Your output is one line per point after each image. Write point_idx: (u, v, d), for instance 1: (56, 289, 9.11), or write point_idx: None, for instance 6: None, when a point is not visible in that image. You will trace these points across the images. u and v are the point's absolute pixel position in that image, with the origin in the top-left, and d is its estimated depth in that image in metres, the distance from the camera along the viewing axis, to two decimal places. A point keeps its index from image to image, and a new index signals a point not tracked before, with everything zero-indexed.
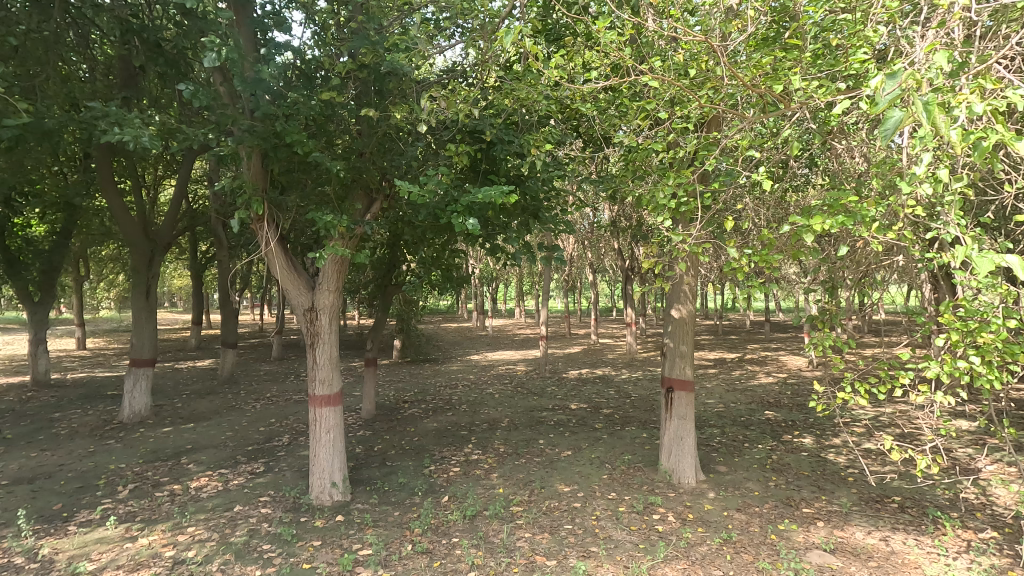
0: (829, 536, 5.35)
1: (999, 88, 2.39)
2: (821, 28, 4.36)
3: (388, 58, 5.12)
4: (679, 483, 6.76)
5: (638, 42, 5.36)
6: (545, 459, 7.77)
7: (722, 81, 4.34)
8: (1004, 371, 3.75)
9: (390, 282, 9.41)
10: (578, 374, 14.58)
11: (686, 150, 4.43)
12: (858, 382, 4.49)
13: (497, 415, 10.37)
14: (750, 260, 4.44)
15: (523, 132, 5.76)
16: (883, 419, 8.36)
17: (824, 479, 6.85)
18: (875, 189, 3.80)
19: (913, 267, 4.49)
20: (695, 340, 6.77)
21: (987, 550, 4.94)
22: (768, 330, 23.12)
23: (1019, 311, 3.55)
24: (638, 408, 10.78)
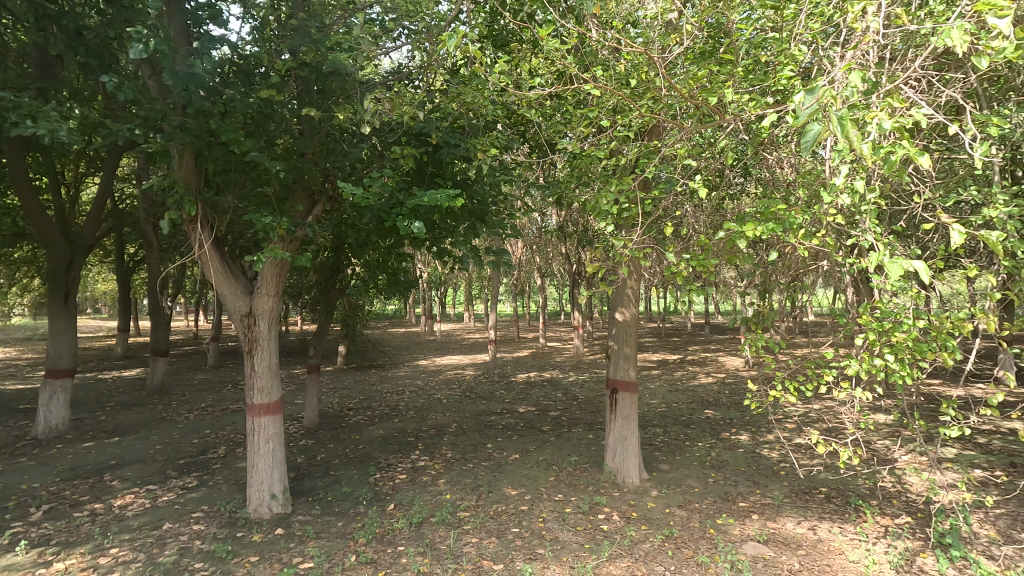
0: (762, 528, 5.62)
1: (905, 107, 2.60)
2: (753, 45, 4.60)
3: (330, 57, 5.01)
4: (623, 482, 6.92)
5: (582, 51, 5.48)
6: (493, 463, 7.77)
7: (661, 92, 4.49)
8: (914, 368, 4.06)
9: (334, 286, 9.17)
10: (526, 377, 14.68)
11: (628, 158, 4.57)
12: (787, 380, 4.75)
13: (445, 420, 10.28)
14: (689, 265, 4.62)
15: (470, 136, 5.77)
16: (812, 415, 8.87)
17: (759, 474, 7.18)
18: (801, 198, 4.04)
19: (837, 271, 4.80)
20: (638, 342, 6.95)
21: (901, 534, 5.32)
22: (708, 332, 24.03)
23: (926, 312, 3.86)
24: (585, 410, 10.96)
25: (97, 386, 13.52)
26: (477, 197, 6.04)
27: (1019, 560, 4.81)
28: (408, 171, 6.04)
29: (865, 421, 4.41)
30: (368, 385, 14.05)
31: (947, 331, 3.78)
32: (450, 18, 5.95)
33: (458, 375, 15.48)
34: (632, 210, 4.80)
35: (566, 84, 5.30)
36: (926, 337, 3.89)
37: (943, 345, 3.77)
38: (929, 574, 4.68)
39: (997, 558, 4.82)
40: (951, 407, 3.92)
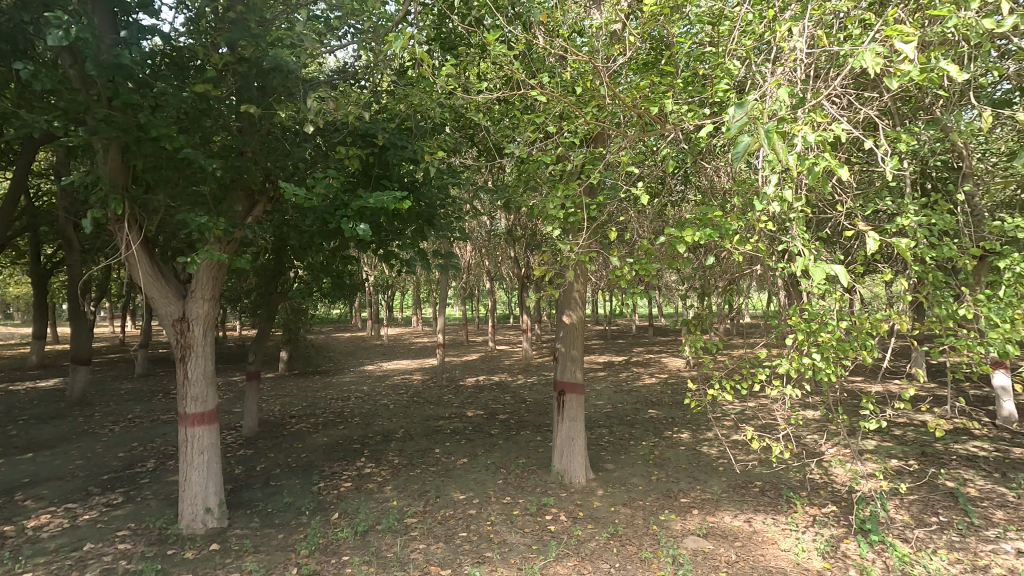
0: (702, 522, 5.84)
1: (827, 122, 2.80)
2: (691, 58, 4.80)
3: (271, 52, 4.85)
4: (570, 483, 7.02)
5: (530, 57, 5.55)
6: (441, 468, 7.69)
7: (606, 100, 4.62)
8: (838, 365, 4.34)
9: (275, 289, 8.85)
10: (475, 381, 14.65)
11: (574, 163, 4.67)
12: (725, 379, 4.98)
13: (391, 426, 10.10)
14: (632, 268, 4.77)
15: (418, 139, 5.73)
16: (747, 412, 9.31)
17: (699, 470, 7.46)
18: (737, 206, 4.25)
19: (769, 275, 5.07)
20: (585, 345, 7.08)
21: (827, 523, 5.66)
22: (653, 334, 24.79)
23: (847, 313, 4.14)
24: (533, 412, 11.05)
25: (8, 398, 12.44)
26: (425, 199, 6.00)
27: (930, 541, 5.22)
28: (354, 171, 5.93)
29: (795, 417, 4.67)
30: (311, 391, 13.62)
31: (867, 331, 4.07)
32: (398, 19, 5.89)
33: (405, 379, 15.25)
34: (578, 214, 4.90)
35: (513, 90, 5.36)
36: (848, 337, 4.18)
37: (863, 343, 4.06)
38: (852, 559, 5.01)
39: (910, 541, 5.22)
40: (870, 401, 4.22)
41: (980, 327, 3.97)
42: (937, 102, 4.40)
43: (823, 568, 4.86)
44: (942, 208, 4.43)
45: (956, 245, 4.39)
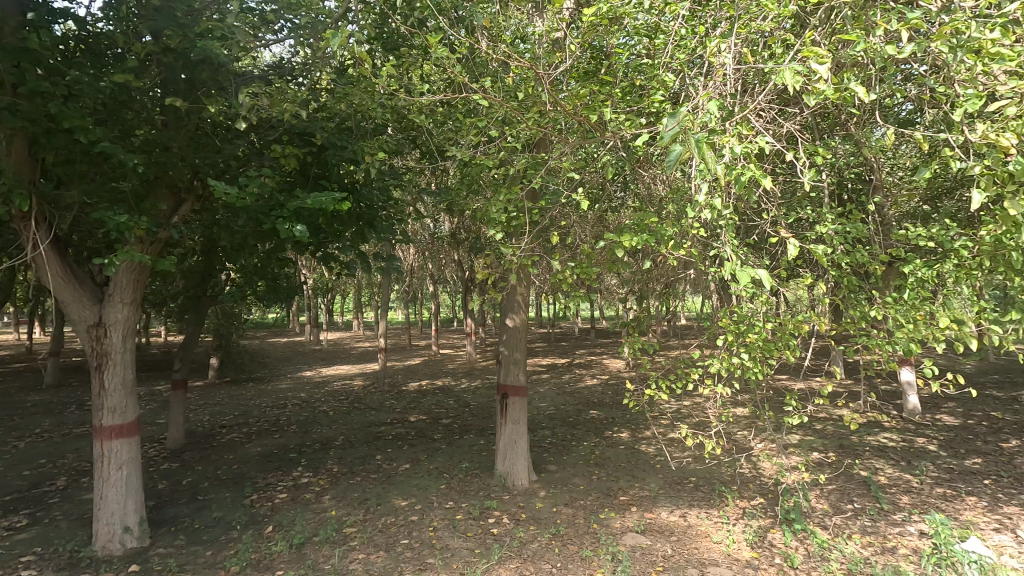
0: (640, 519, 6.01)
1: (752, 134, 2.97)
2: (629, 69, 4.95)
3: (199, 43, 4.61)
4: (513, 485, 7.05)
5: (473, 61, 5.55)
6: (382, 475, 7.53)
7: (547, 107, 4.69)
8: (765, 365, 4.59)
9: (204, 293, 8.39)
10: (418, 386, 14.45)
11: (516, 168, 4.70)
12: (661, 380, 5.17)
13: (330, 434, 9.80)
14: (573, 272, 4.88)
15: (358, 140, 5.61)
16: (682, 411, 9.69)
17: (637, 468, 7.68)
18: (672, 213, 4.42)
19: (702, 278, 5.30)
20: (528, 348, 7.14)
21: (755, 514, 5.97)
22: (594, 337, 25.30)
23: (772, 316, 4.40)
24: (477, 416, 11.02)
25: None
26: (365, 201, 5.87)
27: (845, 527, 5.61)
28: (291, 171, 5.73)
29: (726, 414, 4.90)
30: (244, 399, 13.01)
31: (790, 331, 4.34)
32: (337, 16, 5.74)
33: (345, 385, 14.84)
34: (521, 219, 4.95)
35: (456, 94, 5.35)
36: (773, 337, 4.44)
37: (786, 343, 4.33)
38: (777, 547, 5.30)
39: (828, 528, 5.58)
40: (793, 398, 4.50)
41: (888, 327, 4.32)
42: (851, 119, 4.75)
43: (751, 558, 5.11)
44: (855, 217, 4.78)
45: (867, 252, 4.75)
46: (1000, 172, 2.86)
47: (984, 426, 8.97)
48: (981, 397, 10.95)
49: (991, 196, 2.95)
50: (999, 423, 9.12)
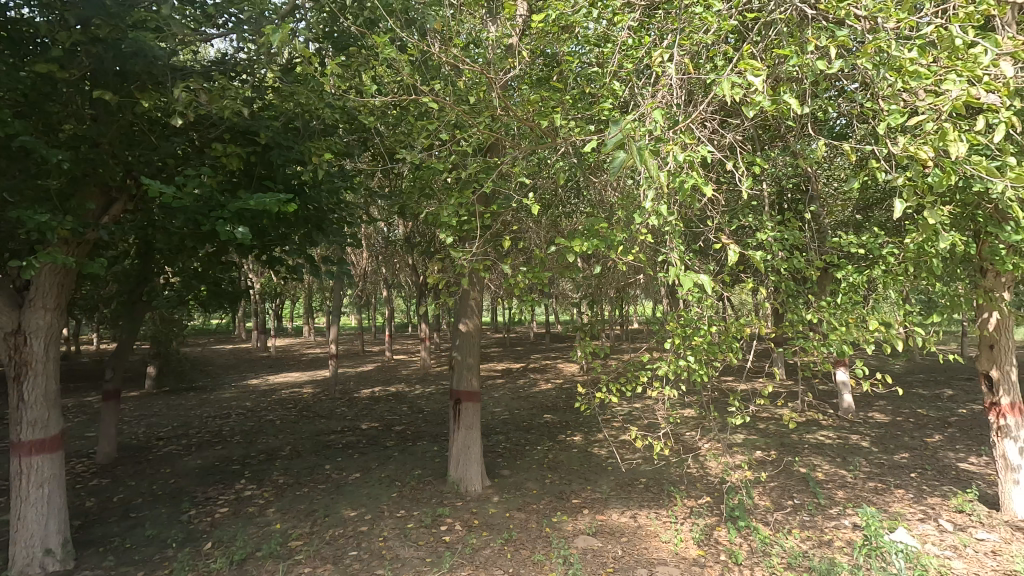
0: (592, 521, 6.07)
1: (695, 142, 3.06)
2: (580, 77, 5.02)
3: (133, 35, 4.38)
4: (467, 491, 6.99)
5: (424, 63, 5.50)
6: (330, 485, 7.31)
7: (499, 111, 4.69)
8: (710, 367, 4.73)
9: (139, 298, 7.94)
10: (370, 392, 14.15)
11: (467, 172, 4.69)
12: (611, 383, 5.25)
13: (277, 444, 9.46)
14: (526, 277, 4.90)
15: (305, 140, 5.45)
16: (633, 413, 9.87)
17: (589, 471, 7.76)
18: (622, 219, 4.50)
19: (652, 283, 5.41)
20: (481, 353, 7.11)
21: (702, 512, 6.14)
22: (549, 341, 25.48)
23: (716, 320, 4.54)
24: (431, 422, 10.89)
25: None
26: (313, 203, 5.71)
27: (786, 522, 5.84)
28: (232, 171, 5.51)
29: (674, 416, 5.03)
30: (184, 409, 12.39)
31: (733, 334, 4.50)
32: (283, 13, 5.58)
33: (294, 393, 14.37)
34: (473, 223, 4.94)
35: (406, 96, 5.28)
36: (717, 340, 4.59)
37: (730, 346, 4.49)
38: (723, 544, 5.46)
39: (770, 524, 5.79)
40: (736, 399, 4.68)
41: (823, 330, 4.53)
42: (788, 132, 4.98)
43: (698, 556, 5.24)
44: (793, 225, 5.00)
45: (804, 258, 4.98)
46: (920, 182, 3.05)
47: (910, 422, 9.56)
48: (908, 395, 11.67)
49: (912, 205, 3.14)
50: (924, 419, 9.73)
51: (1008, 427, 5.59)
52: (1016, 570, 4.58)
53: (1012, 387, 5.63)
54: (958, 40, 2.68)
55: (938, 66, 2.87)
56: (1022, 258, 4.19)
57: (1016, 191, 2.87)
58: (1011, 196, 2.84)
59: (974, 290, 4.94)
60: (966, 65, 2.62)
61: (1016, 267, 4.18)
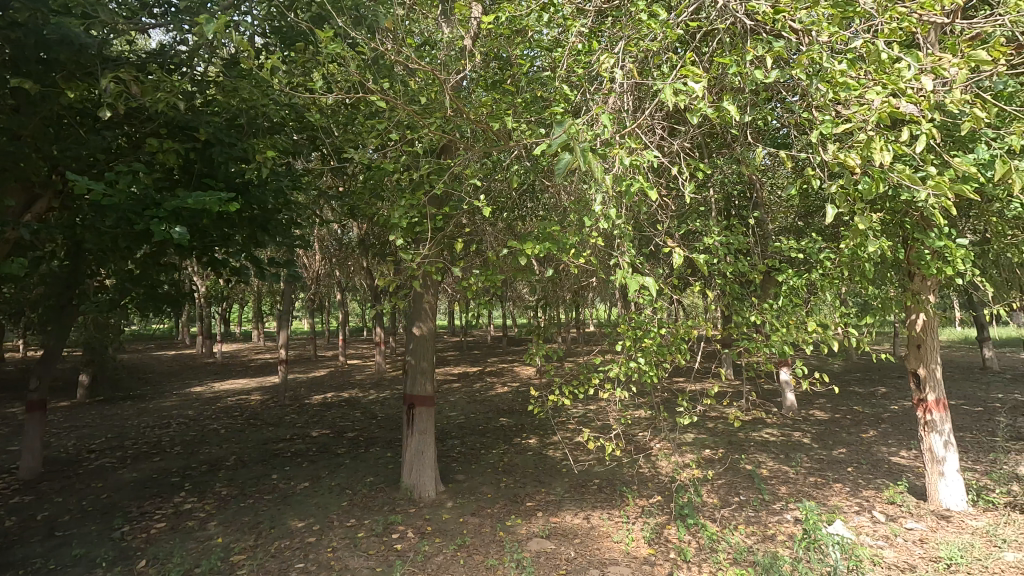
0: (545, 524, 6.07)
1: (640, 146, 3.11)
2: (533, 81, 5.05)
3: (56, 20, 4.11)
4: (420, 497, 6.88)
5: (375, 61, 5.39)
6: (277, 496, 7.05)
7: (450, 112, 4.65)
8: (659, 369, 4.83)
9: (68, 302, 7.44)
10: (321, 399, 13.76)
11: (419, 173, 4.63)
12: (564, 386, 5.29)
13: (220, 454, 9.06)
14: (479, 280, 4.88)
15: (250, 137, 5.26)
16: (588, 415, 9.97)
17: (544, 474, 7.78)
18: (573, 222, 4.53)
19: (604, 286, 5.48)
20: (435, 357, 7.01)
21: (653, 511, 6.26)
22: (506, 344, 25.50)
23: (666, 321, 4.63)
24: (384, 427, 10.68)
25: None
26: (257, 203, 5.50)
27: (732, 519, 6.01)
28: (170, 167, 5.24)
29: (625, 417, 5.11)
30: (119, 420, 11.71)
31: (681, 336, 4.61)
32: (226, 5, 5.37)
33: (241, 400, 13.81)
34: (424, 225, 4.88)
35: (356, 95, 5.16)
36: (666, 342, 4.70)
37: (678, 347, 4.61)
38: (672, 542, 5.57)
39: (717, 520, 5.94)
40: (684, 399, 4.87)
41: (766, 332, 4.70)
42: (733, 139, 5.15)
43: (648, 554, 5.33)
44: (737, 230, 5.16)
45: (748, 263, 5.15)
46: (851, 190, 3.20)
47: (848, 419, 10.04)
48: (846, 393, 12.27)
49: (844, 212, 3.29)
50: (860, 416, 10.23)
51: (933, 422, 5.93)
52: (941, 556, 4.86)
53: (937, 384, 5.97)
54: (884, 55, 2.82)
55: (866, 80, 3.03)
56: (944, 263, 4.46)
57: (935, 199, 3.05)
58: (931, 203, 3.02)
59: (902, 293, 5.22)
60: (891, 78, 2.77)
61: (938, 272, 4.44)
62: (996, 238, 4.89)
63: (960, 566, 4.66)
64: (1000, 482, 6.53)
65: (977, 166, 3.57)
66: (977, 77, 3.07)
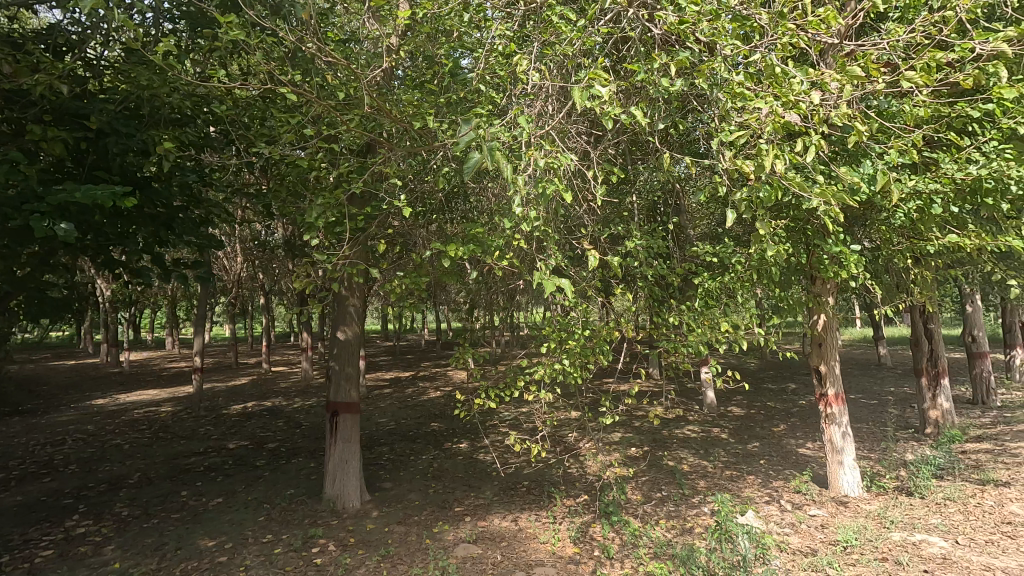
0: (473, 529, 6.01)
1: (550, 159, 3.25)
2: (458, 81, 5.02)
3: None
4: (343, 508, 6.63)
5: (292, 54, 5.16)
6: (186, 514, 6.57)
7: (370, 110, 4.54)
8: (583, 370, 4.92)
9: None
10: (241, 408, 13.03)
11: (337, 171, 4.49)
12: (490, 390, 5.28)
13: (123, 471, 8.35)
14: (403, 282, 4.78)
15: (152, 129, 4.90)
16: (519, 418, 10.02)
17: (474, 478, 7.72)
18: (496, 224, 4.52)
19: (530, 289, 5.51)
20: (360, 362, 6.78)
21: (578, 511, 6.35)
22: (440, 348, 25.22)
23: (590, 323, 4.73)
24: (308, 437, 10.24)
25: None
26: (160, 199, 5.11)
27: (654, 514, 6.21)
28: (59, 158, 4.79)
29: (551, 418, 5.17)
30: (4, 438, 10.54)
31: (604, 337, 4.72)
32: None
33: (149, 412, 12.82)
34: (345, 226, 4.72)
35: (271, 88, 4.94)
36: (589, 344, 4.78)
37: (601, 349, 4.73)
38: (597, 540, 5.66)
39: (640, 516, 6.11)
40: (608, 399, 5.02)
41: (684, 332, 4.89)
42: (652, 147, 5.35)
43: (573, 553, 5.40)
44: (657, 235, 5.35)
45: (667, 266, 5.34)
46: (754, 197, 3.39)
47: (761, 415, 10.67)
48: (761, 390, 13.05)
49: (749, 217, 3.49)
50: (772, 412, 10.91)
51: (833, 415, 6.37)
52: (838, 540, 5.23)
53: (836, 379, 6.43)
54: (776, 71, 3.02)
55: (762, 93, 3.23)
56: (839, 267, 4.82)
57: (827, 207, 3.28)
58: (823, 211, 3.26)
59: (806, 295, 5.59)
60: (783, 93, 2.98)
61: (834, 275, 4.78)
62: (885, 245, 5.34)
63: (855, 548, 5.04)
64: (890, 469, 7.13)
65: (863, 178, 3.89)
66: (859, 95, 3.35)
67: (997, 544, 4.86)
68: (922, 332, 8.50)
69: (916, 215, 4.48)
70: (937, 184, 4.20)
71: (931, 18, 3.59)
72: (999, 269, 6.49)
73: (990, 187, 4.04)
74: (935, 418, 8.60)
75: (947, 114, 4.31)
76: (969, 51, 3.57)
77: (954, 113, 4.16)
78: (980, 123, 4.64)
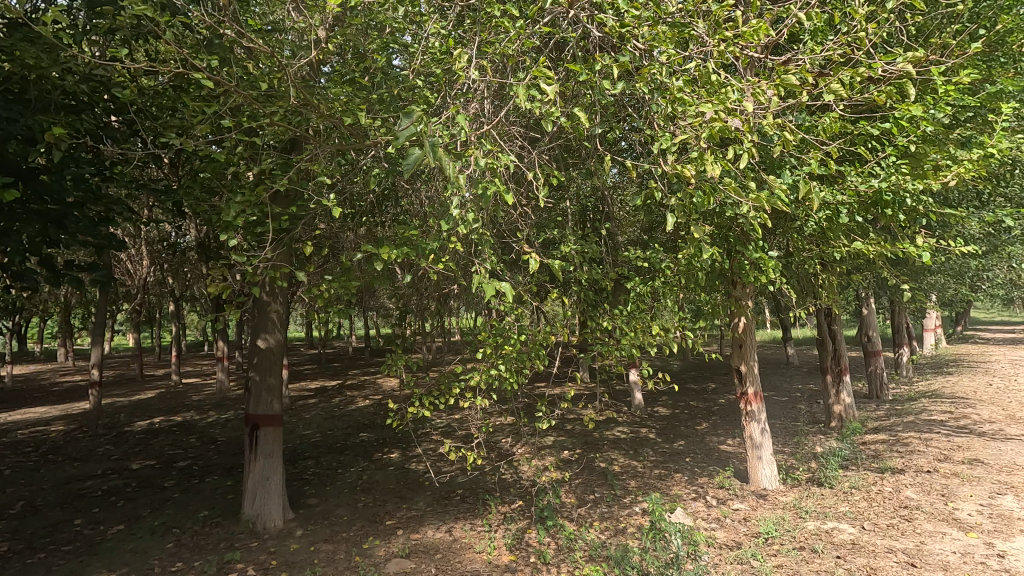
0: (405, 542, 5.78)
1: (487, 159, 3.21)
2: (391, 78, 4.87)
3: None
4: (264, 528, 6.19)
5: (210, 40, 4.78)
6: (80, 545, 5.89)
7: (296, 102, 4.28)
8: (518, 375, 4.86)
9: None
10: (147, 425, 11.93)
11: (258, 167, 4.19)
12: (425, 397, 5.09)
13: (2, 500, 7.37)
14: (331, 286, 4.52)
15: (41, 115, 4.39)
16: (452, 425, 9.87)
17: (405, 489, 7.47)
18: (432, 224, 4.37)
19: (466, 293, 5.40)
20: (283, 372, 6.36)
21: (513, 517, 6.29)
22: (368, 355, 24.49)
23: (525, 327, 4.70)
24: (225, 453, 9.53)
25: None
26: (49, 193, 4.55)
27: (588, 516, 6.26)
28: None
29: (487, 425, 5.06)
30: None
31: (540, 342, 4.70)
32: None
33: (35, 432, 11.44)
34: (267, 226, 4.40)
35: (183, 76, 4.55)
36: (525, 348, 4.73)
37: (537, 352, 4.71)
38: (533, 546, 5.62)
39: (575, 519, 6.14)
40: (543, 403, 4.99)
41: (616, 335, 4.97)
42: (586, 153, 5.43)
43: (510, 561, 5.33)
44: (591, 239, 5.40)
45: (600, 270, 5.40)
46: (686, 203, 3.49)
47: (685, 414, 11.16)
48: (684, 390, 13.68)
49: (681, 220, 3.58)
50: (694, 410, 11.43)
51: (753, 413, 6.65)
52: (760, 532, 5.49)
53: (755, 378, 6.75)
54: (710, 78, 3.14)
55: (698, 100, 3.36)
56: (760, 271, 5.08)
57: (753, 213, 3.44)
58: (751, 216, 3.39)
59: (728, 299, 5.85)
60: (713, 102, 3.09)
61: (755, 279, 5.03)
62: (798, 251, 5.68)
63: (775, 538, 5.32)
64: (802, 462, 7.62)
65: (782, 188, 4.12)
66: (781, 107, 3.56)
67: (897, 528, 5.27)
68: (827, 332, 9.18)
69: (826, 224, 4.82)
70: (845, 195, 4.54)
71: (842, 41, 3.87)
72: (892, 275, 7.16)
73: (888, 198, 4.40)
74: (838, 412, 9.26)
75: (855, 129, 4.64)
76: (877, 72, 3.89)
77: (859, 130, 4.50)
78: (879, 141, 5.08)
